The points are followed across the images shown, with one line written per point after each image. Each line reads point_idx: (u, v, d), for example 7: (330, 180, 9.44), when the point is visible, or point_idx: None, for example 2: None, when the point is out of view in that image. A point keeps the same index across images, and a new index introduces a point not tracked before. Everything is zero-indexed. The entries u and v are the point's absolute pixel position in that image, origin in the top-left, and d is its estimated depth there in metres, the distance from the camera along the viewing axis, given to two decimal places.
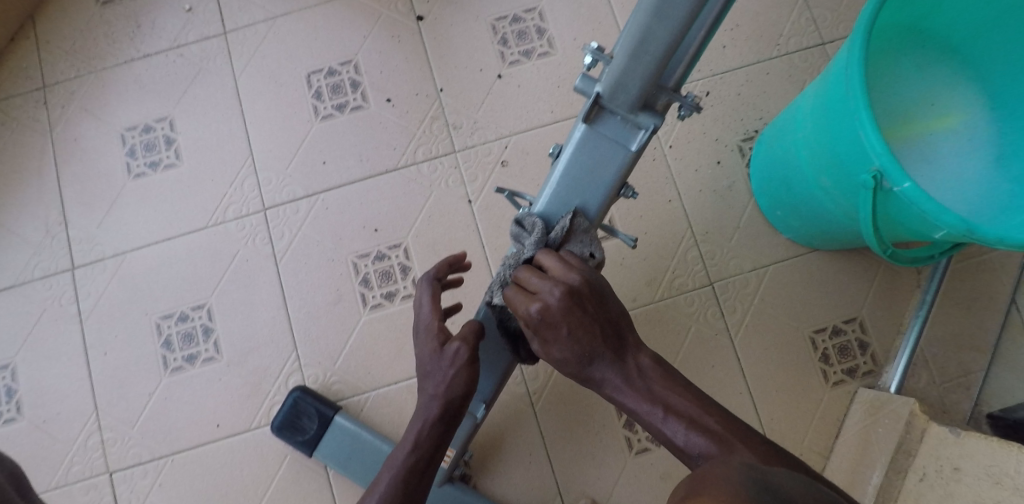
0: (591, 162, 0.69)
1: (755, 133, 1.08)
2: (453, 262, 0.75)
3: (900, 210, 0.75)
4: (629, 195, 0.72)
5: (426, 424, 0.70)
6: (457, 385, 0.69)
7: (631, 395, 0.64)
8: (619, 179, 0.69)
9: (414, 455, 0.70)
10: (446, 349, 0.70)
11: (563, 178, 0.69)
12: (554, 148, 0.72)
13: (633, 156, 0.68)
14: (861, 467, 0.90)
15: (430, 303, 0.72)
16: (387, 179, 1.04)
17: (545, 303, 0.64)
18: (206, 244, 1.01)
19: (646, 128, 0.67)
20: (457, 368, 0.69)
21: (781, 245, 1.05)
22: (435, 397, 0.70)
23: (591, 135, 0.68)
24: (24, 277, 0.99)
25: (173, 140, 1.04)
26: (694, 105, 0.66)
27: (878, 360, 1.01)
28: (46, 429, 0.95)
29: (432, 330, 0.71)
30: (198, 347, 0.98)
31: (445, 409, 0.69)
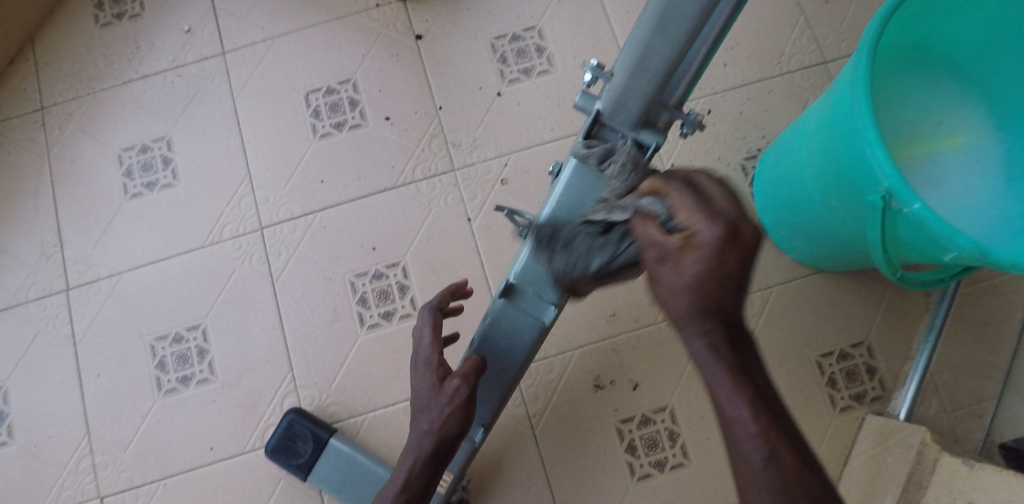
0: (591, 182, 0.67)
1: (759, 151, 1.07)
2: (454, 292, 0.78)
3: (909, 232, 0.73)
4: None
5: (417, 461, 0.71)
6: (452, 424, 0.70)
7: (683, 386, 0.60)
8: None
9: (404, 493, 0.72)
10: (444, 386, 0.70)
11: (562, 195, 0.68)
12: (553, 167, 0.71)
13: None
14: (871, 497, 0.87)
15: (431, 335, 0.74)
16: (385, 198, 1.03)
17: (723, 216, 0.51)
18: (202, 263, 1.00)
19: (647, 147, 0.65)
20: (454, 406, 0.69)
21: (785, 266, 1.03)
22: (430, 434, 0.70)
23: None
24: (18, 298, 0.98)
25: (170, 159, 1.04)
26: (696, 122, 0.65)
27: (887, 386, 0.98)
28: (37, 453, 0.94)
29: (431, 364, 0.72)
30: (192, 368, 0.97)
31: (437, 446, 0.70)
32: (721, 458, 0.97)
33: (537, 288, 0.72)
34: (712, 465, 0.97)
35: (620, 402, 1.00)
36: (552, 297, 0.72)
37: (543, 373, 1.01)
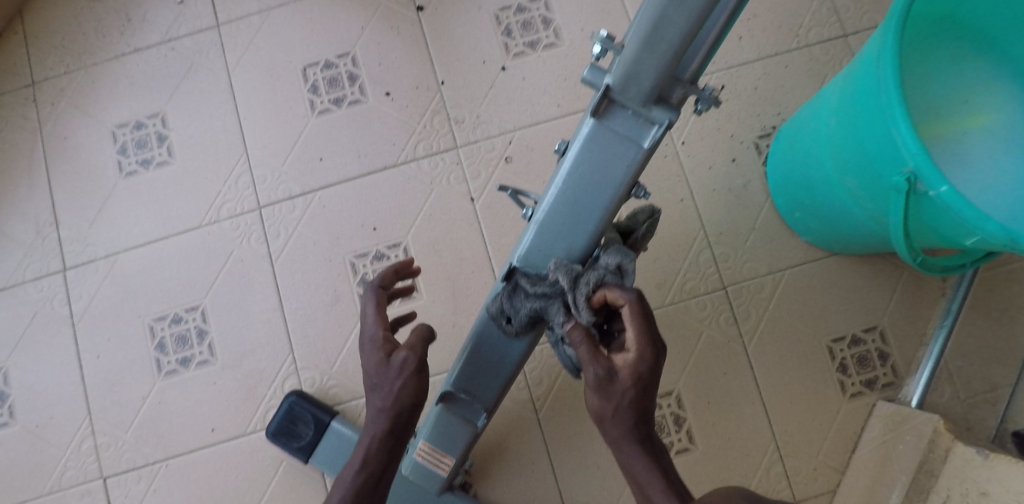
0: (599, 161, 0.65)
1: (773, 130, 1.03)
2: (399, 270, 0.73)
3: (932, 215, 0.70)
4: (639, 195, 0.69)
5: (375, 439, 0.67)
6: (406, 397, 0.65)
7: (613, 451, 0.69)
8: (632, 177, 0.65)
9: (362, 474, 0.67)
10: (392, 360, 0.66)
11: (570, 176, 0.66)
12: (559, 145, 0.69)
13: (645, 155, 0.64)
14: (880, 485, 0.86)
15: (376, 313, 0.68)
16: (386, 176, 1.00)
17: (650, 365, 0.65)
18: (200, 243, 0.98)
19: (660, 124, 0.63)
20: (405, 377, 0.65)
21: (798, 249, 1.00)
22: (383, 411, 0.66)
23: (599, 130, 0.64)
24: (14, 279, 0.97)
25: (165, 136, 1.01)
26: (712, 98, 0.61)
27: (899, 372, 0.96)
28: (39, 433, 0.93)
29: (378, 340, 0.67)
30: (191, 349, 0.96)
31: (394, 422, 0.66)
32: (726, 443, 0.96)
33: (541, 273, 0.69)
34: (717, 450, 0.96)
35: None
36: None
37: (547, 357, 0.99)
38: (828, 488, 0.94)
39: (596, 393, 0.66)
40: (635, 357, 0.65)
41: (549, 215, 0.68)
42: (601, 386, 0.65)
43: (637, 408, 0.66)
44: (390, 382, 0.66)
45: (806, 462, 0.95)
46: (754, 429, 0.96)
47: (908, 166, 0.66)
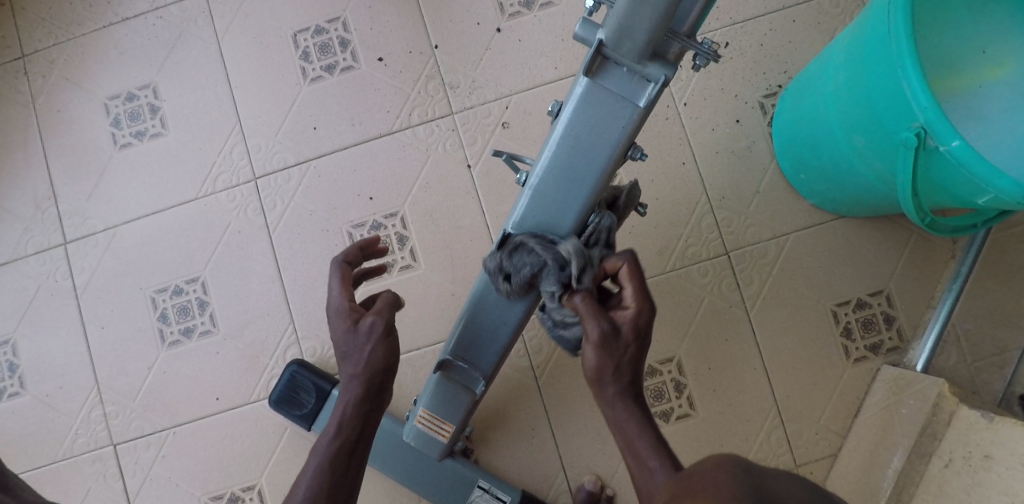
0: (593, 122, 0.63)
1: (780, 88, 0.99)
2: (364, 247, 0.72)
3: (942, 173, 0.68)
4: (636, 156, 0.67)
5: (347, 407, 0.65)
6: (376, 361, 0.65)
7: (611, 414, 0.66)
8: (627, 139, 0.63)
9: (337, 441, 0.65)
10: (359, 326, 0.65)
11: (563, 140, 0.64)
12: (552, 107, 0.67)
13: (642, 114, 0.63)
14: (883, 448, 0.85)
15: (340, 283, 0.67)
16: (381, 144, 0.99)
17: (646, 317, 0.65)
18: (198, 215, 0.98)
19: (656, 81, 0.61)
20: (374, 342, 0.64)
21: (803, 211, 0.97)
22: (355, 377, 0.65)
23: (593, 90, 0.63)
24: (17, 253, 0.98)
25: (158, 107, 1.00)
26: (710, 52, 0.58)
27: (905, 336, 0.95)
28: (49, 403, 0.95)
29: (344, 309, 0.66)
30: (193, 320, 0.97)
31: (367, 388, 0.65)
32: (728, 409, 0.95)
33: None
34: (718, 415, 0.95)
35: None
36: None
37: None
38: (829, 452, 0.94)
39: (599, 350, 0.63)
40: (635, 312, 0.65)
41: (543, 179, 0.66)
42: (605, 341, 0.63)
43: (633, 365, 0.65)
44: (360, 348, 0.65)
45: (808, 427, 0.94)
46: (756, 394, 0.96)
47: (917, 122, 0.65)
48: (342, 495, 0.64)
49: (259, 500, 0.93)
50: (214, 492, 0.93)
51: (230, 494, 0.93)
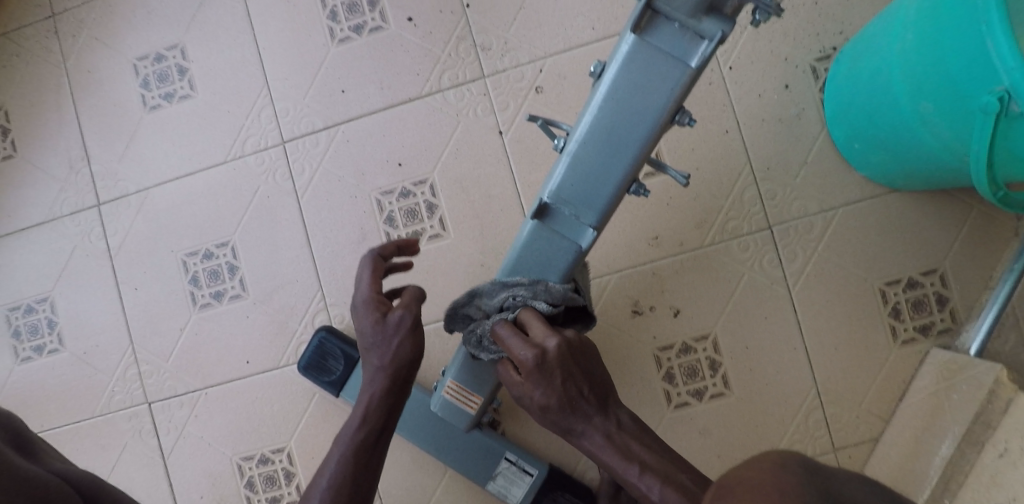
0: (640, 82, 0.64)
1: (835, 52, 0.92)
2: (403, 246, 0.71)
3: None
4: (684, 122, 0.66)
5: (375, 395, 0.67)
6: (404, 355, 0.67)
7: (606, 449, 0.68)
8: (677, 98, 0.63)
9: (362, 431, 0.68)
10: (388, 318, 0.66)
11: (608, 99, 0.65)
12: (596, 66, 0.67)
13: (693, 74, 0.62)
14: (930, 434, 0.81)
15: (371, 279, 0.67)
16: (410, 108, 0.96)
17: (535, 354, 0.67)
18: (227, 179, 0.97)
19: (711, 38, 0.61)
20: (402, 336, 0.66)
21: (854, 185, 0.92)
22: (382, 369, 0.67)
23: (641, 47, 0.63)
24: (53, 213, 0.99)
25: (185, 69, 0.99)
26: (773, 8, 0.56)
27: (959, 318, 0.89)
28: (86, 361, 0.97)
29: (370, 303, 0.66)
30: (224, 284, 0.97)
31: (394, 380, 0.67)
32: (765, 389, 0.92)
33: (573, 210, 0.69)
34: (753, 395, 0.92)
35: (658, 328, 0.94)
36: (591, 220, 0.69)
37: None
38: (869, 436, 0.90)
39: (544, 388, 0.68)
40: (530, 361, 0.67)
41: (584, 143, 0.67)
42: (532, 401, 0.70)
43: (568, 399, 0.69)
44: (387, 340, 0.66)
45: (848, 410, 0.90)
46: (794, 375, 0.92)
47: (1003, 84, 0.60)
48: (365, 481, 0.67)
49: (288, 463, 0.93)
50: (245, 453, 0.94)
51: (260, 455, 0.94)
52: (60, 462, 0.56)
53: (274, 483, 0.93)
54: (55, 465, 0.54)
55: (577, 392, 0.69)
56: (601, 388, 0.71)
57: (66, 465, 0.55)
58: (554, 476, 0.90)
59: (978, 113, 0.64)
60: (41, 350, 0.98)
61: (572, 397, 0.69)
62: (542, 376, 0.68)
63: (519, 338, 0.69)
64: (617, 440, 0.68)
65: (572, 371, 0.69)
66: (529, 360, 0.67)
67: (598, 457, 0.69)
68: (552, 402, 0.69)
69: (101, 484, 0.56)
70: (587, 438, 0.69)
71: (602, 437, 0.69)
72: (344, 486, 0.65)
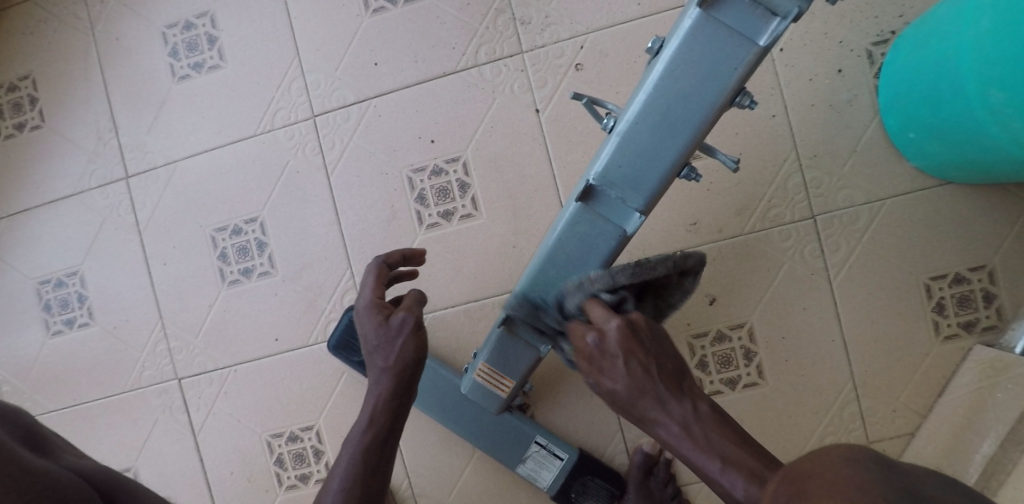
0: (701, 60, 0.61)
1: (893, 35, 0.88)
2: (407, 255, 0.74)
3: None
4: (744, 105, 0.64)
5: (380, 398, 0.65)
6: (408, 355, 0.65)
7: (686, 442, 0.55)
8: (740, 79, 0.61)
9: (369, 436, 0.64)
10: (390, 320, 0.66)
11: (665, 78, 0.62)
12: (653, 44, 0.64)
13: (759, 53, 0.60)
14: (970, 432, 0.79)
15: (373, 281, 0.69)
16: (445, 84, 0.93)
17: (601, 334, 0.58)
18: (256, 153, 0.95)
19: (783, 16, 0.58)
20: (405, 336, 0.65)
21: (903, 175, 0.89)
22: (386, 370, 0.65)
23: (706, 24, 0.60)
24: (82, 185, 0.97)
25: (215, 38, 0.96)
26: None
27: (1005, 316, 0.87)
28: (117, 335, 0.97)
29: (373, 306, 0.67)
30: (253, 260, 0.95)
31: (399, 382, 0.65)
32: (800, 380, 0.91)
33: (620, 192, 0.67)
34: (788, 387, 0.91)
35: (693, 316, 0.92)
36: (638, 203, 0.67)
37: None
38: (905, 431, 0.88)
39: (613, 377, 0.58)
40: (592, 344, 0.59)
41: (637, 123, 0.64)
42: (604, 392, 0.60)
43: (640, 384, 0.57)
44: (391, 343, 0.65)
45: (885, 404, 0.89)
46: (831, 368, 0.90)
47: None
48: (376, 484, 0.63)
49: (317, 440, 0.93)
50: (274, 430, 0.94)
51: (289, 432, 0.94)
52: (77, 458, 0.54)
53: (303, 461, 0.94)
54: (72, 463, 0.52)
55: (645, 375, 0.57)
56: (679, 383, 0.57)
57: (84, 461, 0.53)
58: (584, 461, 0.90)
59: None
60: (72, 324, 0.98)
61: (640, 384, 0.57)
62: (609, 362, 0.58)
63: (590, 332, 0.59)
64: (698, 434, 0.55)
65: (641, 359, 0.57)
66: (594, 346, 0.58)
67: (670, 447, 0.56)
68: (620, 390, 0.57)
69: (119, 481, 0.53)
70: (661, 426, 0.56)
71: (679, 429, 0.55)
72: (354, 492, 0.61)
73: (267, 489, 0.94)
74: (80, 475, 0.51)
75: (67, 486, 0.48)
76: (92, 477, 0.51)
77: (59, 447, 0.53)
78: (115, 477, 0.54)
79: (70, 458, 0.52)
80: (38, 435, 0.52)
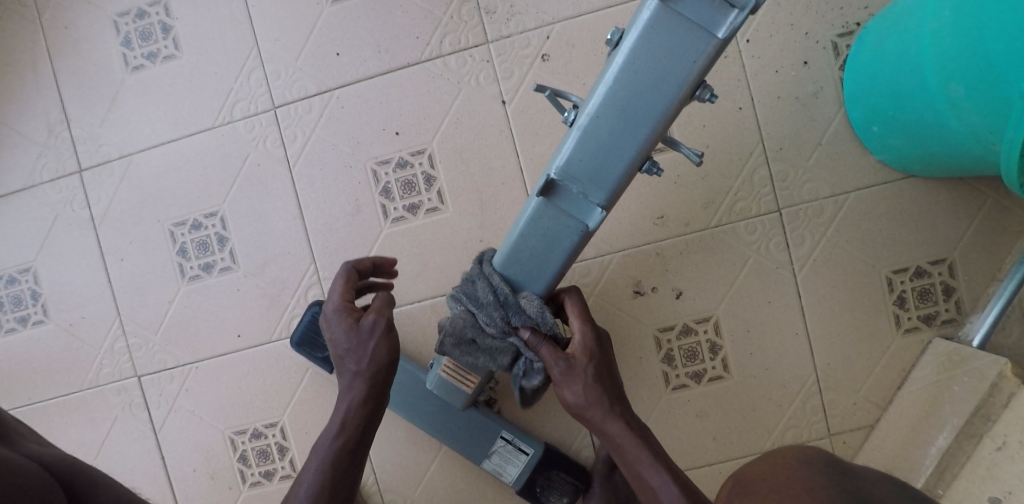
0: (660, 51, 0.60)
1: (857, 25, 0.88)
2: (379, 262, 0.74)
3: None
4: (704, 98, 0.62)
5: (351, 403, 0.65)
6: (380, 356, 0.66)
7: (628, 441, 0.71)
8: (699, 74, 0.60)
9: (340, 441, 0.65)
10: (361, 322, 0.66)
11: (625, 71, 0.61)
12: (613, 33, 0.63)
13: (718, 45, 0.58)
14: (927, 424, 0.81)
15: (342, 284, 0.69)
16: (409, 74, 0.91)
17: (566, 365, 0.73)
18: (215, 145, 0.93)
19: (741, 9, 0.56)
20: (377, 339, 0.66)
21: (867, 168, 0.89)
22: (360, 374, 0.66)
23: (664, 15, 0.58)
24: (32, 180, 0.94)
25: (169, 26, 0.93)
26: None
27: (964, 309, 0.88)
28: (73, 332, 0.94)
29: (343, 309, 0.67)
30: (213, 256, 0.93)
31: (371, 385, 0.65)
32: (763, 373, 0.91)
33: (582, 188, 0.66)
34: (753, 380, 0.91)
35: (659, 310, 0.92)
36: (599, 198, 0.66)
37: (579, 277, 0.93)
38: (866, 422, 0.90)
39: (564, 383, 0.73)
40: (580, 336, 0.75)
41: (597, 118, 0.63)
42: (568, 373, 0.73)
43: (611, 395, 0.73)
44: (363, 345, 0.66)
45: (847, 396, 0.90)
46: (795, 360, 0.91)
47: None
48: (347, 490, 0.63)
49: (282, 437, 0.92)
50: (238, 427, 0.93)
51: (252, 429, 0.93)
52: (41, 447, 0.53)
53: (268, 458, 0.93)
54: (35, 452, 0.51)
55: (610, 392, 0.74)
56: (613, 379, 0.75)
57: (48, 450, 0.53)
58: (550, 457, 0.90)
59: (1014, 100, 0.61)
60: (26, 321, 0.95)
61: (596, 396, 0.73)
62: (568, 375, 0.73)
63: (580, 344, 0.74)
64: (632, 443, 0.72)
65: (583, 373, 0.73)
66: (560, 369, 0.73)
67: (609, 439, 0.72)
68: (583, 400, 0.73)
69: (81, 469, 0.52)
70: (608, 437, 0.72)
71: (620, 429, 0.72)
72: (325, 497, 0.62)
73: (231, 486, 0.93)
74: (38, 461, 0.50)
75: (23, 469, 0.47)
76: (53, 465, 0.51)
77: (24, 437, 0.53)
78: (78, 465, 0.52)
79: (31, 446, 0.52)
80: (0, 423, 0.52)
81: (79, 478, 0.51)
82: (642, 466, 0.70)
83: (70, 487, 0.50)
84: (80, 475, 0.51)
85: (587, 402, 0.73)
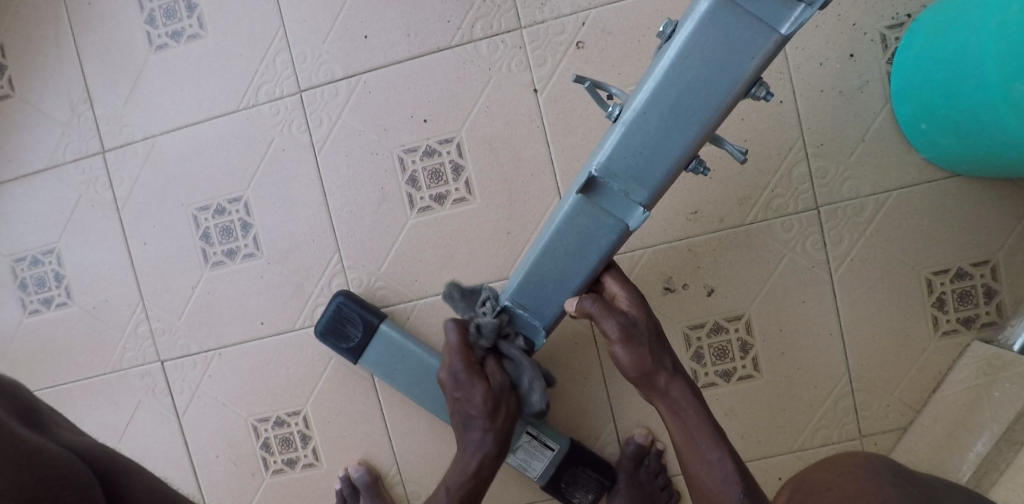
0: (715, 46, 0.57)
1: (908, 19, 0.84)
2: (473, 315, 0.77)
3: None
4: (760, 96, 0.60)
5: (484, 456, 0.78)
6: (507, 415, 0.77)
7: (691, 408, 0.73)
8: (757, 70, 0.57)
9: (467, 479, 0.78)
10: (490, 384, 0.76)
11: (677, 64, 0.59)
12: (666, 26, 0.61)
13: (779, 42, 0.56)
14: (964, 429, 0.78)
15: (457, 346, 0.76)
16: (439, 59, 0.88)
17: (626, 324, 0.72)
18: (239, 128, 0.91)
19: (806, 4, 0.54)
20: (506, 398, 0.77)
21: (910, 167, 0.86)
22: (490, 430, 0.77)
23: (723, 9, 0.56)
24: (55, 161, 0.93)
25: (194, 5, 0.91)
26: None
27: (1005, 312, 0.85)
28: (96, 315, 0.94)
29: (468, 374, 0.76)
30: (236, 241, 0.92)
31: (500, 438, 0.78)
32: (795, 373, 0.89)
33: (623, 185, 0.64)
34: (784, 380, 0.89)
35: (689, 307, 0.90)
36: (641, 197, 0.64)
37: None
38: (898, 425, 0.88)
39: (625, 345, 0.72)
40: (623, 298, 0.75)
41: (643, 113, 0.61)
42: (627, 335, 0.72)
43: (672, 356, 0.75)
44: (491, 404, 0.76)
45: (879, 398, 0.88)
46: (827, 360, 0.89)
47: None
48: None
49: (304, 425, 0.92)
50: (260, 415, 0.92)
51: (275, 417, 0.92)
52: (73, 434, 0.52)
53: (291, 445, 0.92)
54: (68, 439, 0.50)
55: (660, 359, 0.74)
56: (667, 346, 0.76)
57: (80, 437, 0.51)
58: (574, 453, 0.88)
59: None
60: (49, 303, 0.94)
61: (658, 356, 0.74)
62: (621, 336, 0.72)
63: (638, 311, 0.74)
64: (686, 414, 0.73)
65: (645, 335, 0.73)
66: (619, 325, 0.71)
67: (666, 397, 0.74)
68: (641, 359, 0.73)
69: (114, 460, 0.50)
70: (668, 398, 0.74)
71: (681, 392, 0.74)
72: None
73: (254, 473, 0.93)
74: (74, 450, 0.49)
75: (58, 464, 0.46)
76: (88, 454, 0.49)
77: (56, 422, 0.52)
78: (116, 457, 0.51)
79: (64, 433, 0.50)
80: (32, 409, 0.50)
81: (113, 467, 0.49)
82: (701, 434, 0.72)
83: (106, 479, 0.49)
84: (113, 463, 0.50)
85: (643, 368, 0.73)
